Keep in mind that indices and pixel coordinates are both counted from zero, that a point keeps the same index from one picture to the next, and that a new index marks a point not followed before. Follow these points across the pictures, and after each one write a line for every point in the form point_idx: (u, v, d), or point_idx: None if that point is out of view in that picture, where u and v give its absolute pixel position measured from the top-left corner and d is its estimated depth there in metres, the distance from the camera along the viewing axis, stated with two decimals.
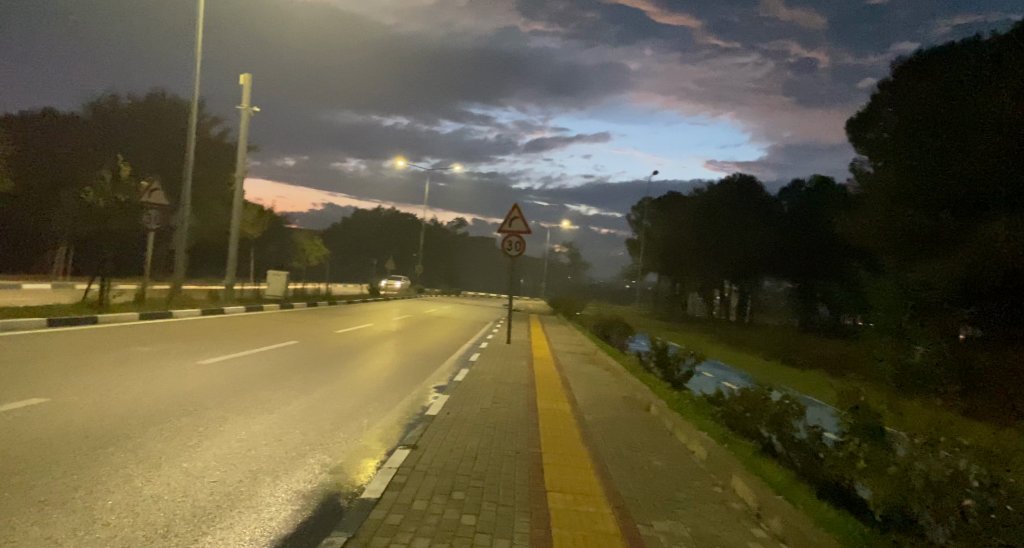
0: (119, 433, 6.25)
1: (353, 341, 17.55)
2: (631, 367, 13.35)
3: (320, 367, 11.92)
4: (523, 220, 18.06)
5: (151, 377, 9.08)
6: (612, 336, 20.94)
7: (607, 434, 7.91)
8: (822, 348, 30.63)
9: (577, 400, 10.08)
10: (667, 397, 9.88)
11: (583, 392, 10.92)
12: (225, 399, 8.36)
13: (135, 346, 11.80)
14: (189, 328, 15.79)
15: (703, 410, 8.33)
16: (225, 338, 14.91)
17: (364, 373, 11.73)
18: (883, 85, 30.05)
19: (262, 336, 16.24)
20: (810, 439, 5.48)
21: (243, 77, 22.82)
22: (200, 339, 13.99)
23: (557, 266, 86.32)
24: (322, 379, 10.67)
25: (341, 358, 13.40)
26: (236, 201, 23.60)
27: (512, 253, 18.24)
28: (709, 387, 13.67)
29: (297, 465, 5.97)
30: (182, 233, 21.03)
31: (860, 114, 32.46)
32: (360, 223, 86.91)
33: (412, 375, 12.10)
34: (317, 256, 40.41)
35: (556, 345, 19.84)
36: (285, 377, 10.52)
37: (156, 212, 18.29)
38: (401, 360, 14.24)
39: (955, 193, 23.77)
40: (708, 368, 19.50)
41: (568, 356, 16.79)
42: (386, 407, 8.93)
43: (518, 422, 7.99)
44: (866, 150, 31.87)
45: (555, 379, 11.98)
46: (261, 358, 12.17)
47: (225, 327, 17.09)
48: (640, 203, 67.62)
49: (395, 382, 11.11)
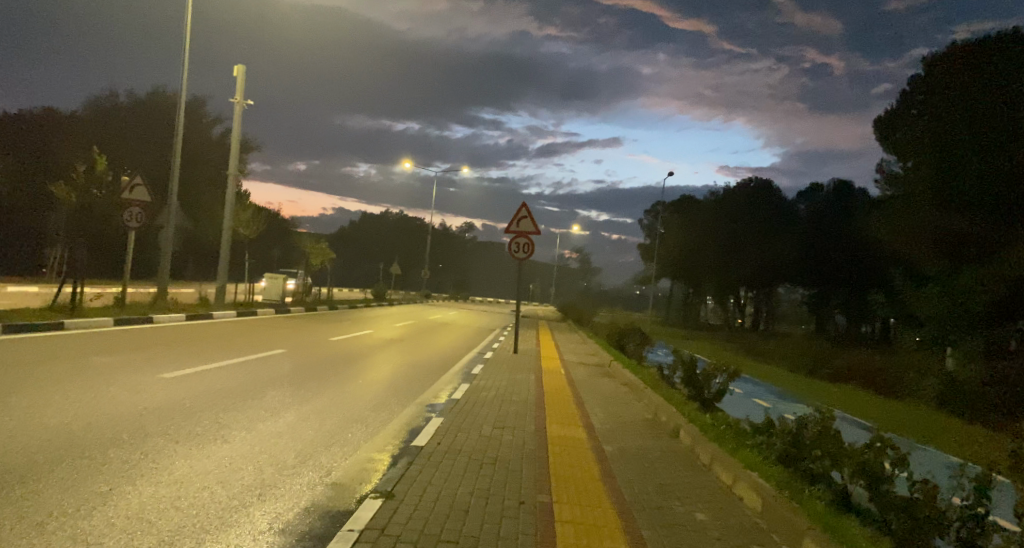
0: (14, 476, 4.92)
1: (348, 350, 16.23)
2: (651, 383, 11.97)
3: (302, 381, 10.60)
4: (532, 221, 16.68)
5: (97, 396, 7.77)
6: (628, 346, 19.43)
7: (632, 473, 6.47)
8: (849, 360, 28.87)
9: (594, 424, 8.68)
10: (700, 421, 8.43)
11: (601, 414, 9.46)
12: (178, 423, 7.04)
13: (93, 356, 10.42)
14: (169, 335, 14.53)
15: (747, 443, 6.93)
16: (206, 346, 13.55)
17: (351, 389, 10.36)
18: (914, 81, 28.52)
19: (249, 343, 14.94)
20: (920, 501, 4.04)
21: (238, 69, 21.69)
22: (177, 347, 12.69)
23: (567, 272, 84.67)
24: (301, 397, 9.29)
25: (329, 371, 12.02)
26: (229, 200, 22.41)
27: (520, 256, 16.82)
28: (743, 408, 12.20)
29: (234, 521, 4.59)
30: (169, 234, 19.82)
31: (888, 112, 30.85)
32: (367, 227, 85.63)
33: (405, 392, 10.69)
34: (320, 260, 39.19)
35: (567, 355, 18.38)
36: (260, 392, 9.22)
37: (139, 210, 17.12)
38: (396, 372, 12.88)
39: (995, 191, 22.37)
40: (739, 383, 17.99)
41: (580, 369, 15.33)
42: (369, 433, 7.57)
43: (525, 458, 6.61)
44: (894, 150, 30.29)
45: (569, 398, 10.57)
46: (237, 372, 10.76)
47: (209, 334, 15.69)
48: (654, 208, 66.07)
49: (385, 401, 9.72)
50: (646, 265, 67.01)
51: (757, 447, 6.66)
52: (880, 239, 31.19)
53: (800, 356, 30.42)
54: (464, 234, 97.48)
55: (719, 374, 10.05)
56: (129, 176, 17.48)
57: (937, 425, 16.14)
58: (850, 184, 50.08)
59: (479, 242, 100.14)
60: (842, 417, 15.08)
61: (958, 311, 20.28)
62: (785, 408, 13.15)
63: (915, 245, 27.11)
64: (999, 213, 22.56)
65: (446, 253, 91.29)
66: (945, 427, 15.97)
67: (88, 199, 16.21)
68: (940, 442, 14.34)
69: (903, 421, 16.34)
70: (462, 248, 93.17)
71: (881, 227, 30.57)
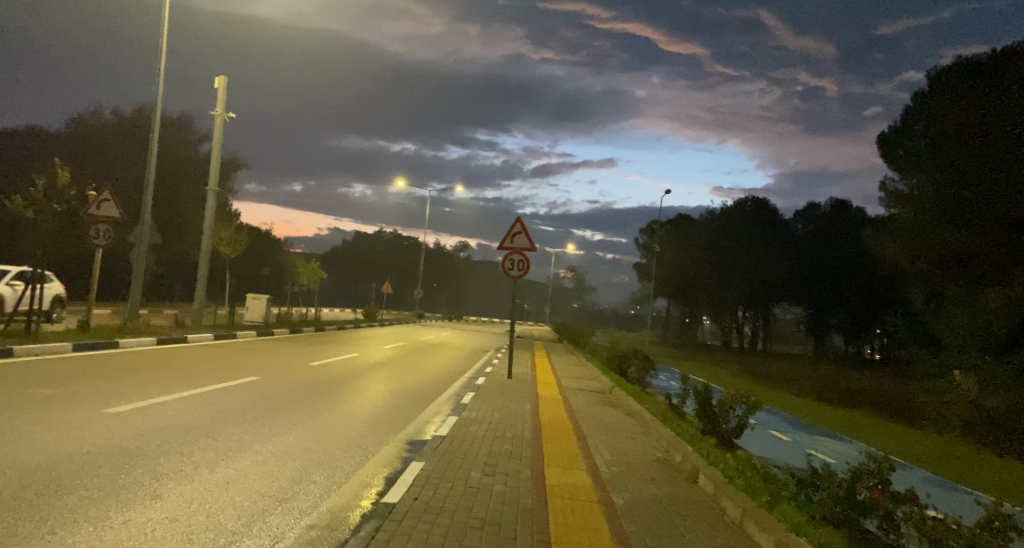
0: None
1: (331, 375, 15.13)
2: (660, 414, 10.86)
3: (271, 413, 9.48)
4: (527, 236, 15.62)
5: (18, 439, 6.63)
6: (631, 371, 18.27)
7: (650, 534, 5.35)
8: (858, 383, 27.89)
9: (598, 465, 7.59)
10: (723, 462, 7.37)
11: (606, 452, 8.34)
12: (105, 473, 5.90)
13: (31, 388, 9.18)
14: (134, 360, 13.38)
15: (785, 497, 5.80)
16: (172, 374, 12.30)
17: (324, 424, 9.16)
18: (916, 97, 27.91)
19: (222, 370, 13.79)
20: None
21: (219, 80, 20.72)
22: (138, 374, 11.55)
23: (563, 291, 83.75)
24: (263, 435, 8.07)
25: (305, 401, 10.90)
26: (208, 216, 21.27)
27: (514, 274, 15.76)
28: (763, 446, 11.09)
29: None
30: (142, 252, 18.69)
31: (891, 128, 30.19)
32: (360, 246, 84.55)
33: (386, 427, 9.47)
34: (310, 280, 38.09)
35: (565, 380, 17.32)
36: (219, 429, 8.12)
37: (106, 226, 16.05)
38: (379, 401, 11.80)
39: (1003, 209, 21.69)
40: (761, 414, 16.85)
41: (579, 396, 14.11)
42: (337, 482, 6.45)
43: (519, 516, 5.49)
44: (898, 167, 29.61)
45: (569, 431, 9.51)
46: (197, 404, 9.53)
47: (178, 360, 14.44)
48: (651, 227, 65.33)
49: (361, 439, 8.52)
50: (643, 284, 65.97)
51: (797, 504, 5.51)
52: (888, 257, 30.22)
53: (805, 379, 29.42)
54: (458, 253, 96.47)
55: (737, 405, 8.94)
56: (96, 190, 16.44)
57: (964, 458, 15.06)
58: (847, 203, 49.32)
59: (473, 261, 99.12)
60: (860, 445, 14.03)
61: (980, 334, 19.37)
62: (808, 443, 12.04)
63: (925, 264, 26.26)
64: (1014, 231, 21.86)
65: (440, 272, 90.16)
66: (972, 460, 14.91)
67: (47, 216, 15.12)
68: (968, 480, 13.25)
69: (926, 454, 15.26)
70: (456, 267, 92.11)
71: (887, 245, 29.72)
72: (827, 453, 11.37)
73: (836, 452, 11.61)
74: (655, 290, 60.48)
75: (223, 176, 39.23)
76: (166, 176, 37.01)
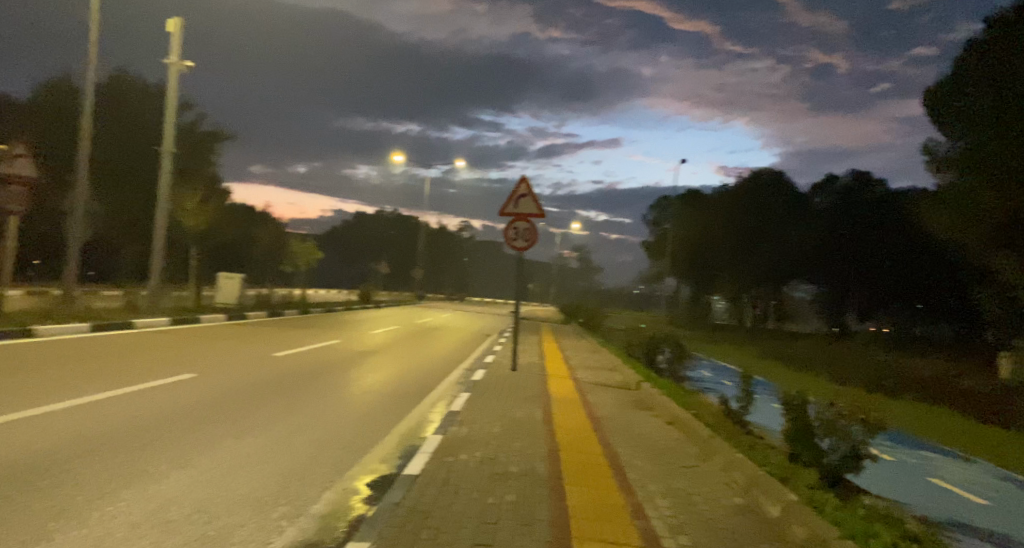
0: None
1: (294, 369, 12.27)
2: (718, 426, 8.08)
3: (178, 438, 6.61)
4: (534, 200, 12.70)
5: None
6: (660, 361, 15.47)
7: None
8: (918, 369, 24.69)
9: (659, 534, 4.72)
10: (867, 530, 4.51)
11: (664, 499, 5.51)
12: None
13: None
14: (42, 354, 10.57)
15: None
16: (78, 372, 9.45)
17: (249, 454, 6.28)
18: (968, 47, 24.53)
19: (159, 364, 10.98)
20: None
21: (173, 21, 17.67)
22: (22, 376, 8.69)
23: (569, 271, 80.90)
24: (134, 483, 5.17)
25: (240, 412, 8.05)
26: (164, 182, 18.31)
27: (518, 245, 12.81)
28: (886, 490, 8.15)
29: None
30: (79, 223, 15.77)
31: (938, 84, 26.84)
32: (363, 226, 81.75)
33: (339, 454, 6.62)
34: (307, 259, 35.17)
35: (581, 371, 14.52)
36: (68, 474, 5.21)
37: (21, 189, 13.13)
38: (342, 407, 8.95)
39: None
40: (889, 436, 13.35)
41: (602, 396, 11.27)
42: None
43: None
44: (948, 127, 26.31)
45: (598, 459, 6.64)
46: (74, 422, 6.70)
47: (103, 351, 11.59)
48: (663, 204, 62.19)
49: (296, 482, 5.65)
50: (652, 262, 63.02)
51: None
52: (942, 227, 27.11)
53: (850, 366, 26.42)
54: (461, 234, 93.28)
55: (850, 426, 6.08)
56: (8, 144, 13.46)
57: None
58: (868, 174, 46.25)
59: (478, 241, 96.17)
60: (982, 462, 11.10)
61: None
62: (936, 477, 9.07)
63: (988, 232, 23.41)
64: None
65: (443, 253, 87.27)
66: None
67: None
68: None
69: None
70: (458, 246, 89.20)
71: (941, 214, 26.41)
72: (963, 489, 8.69)
73: (973, 485, 8.86)
74: (669, 270, 57.26)
75: (206, 145, 36.19)
76: (139, 149, 34.04)
